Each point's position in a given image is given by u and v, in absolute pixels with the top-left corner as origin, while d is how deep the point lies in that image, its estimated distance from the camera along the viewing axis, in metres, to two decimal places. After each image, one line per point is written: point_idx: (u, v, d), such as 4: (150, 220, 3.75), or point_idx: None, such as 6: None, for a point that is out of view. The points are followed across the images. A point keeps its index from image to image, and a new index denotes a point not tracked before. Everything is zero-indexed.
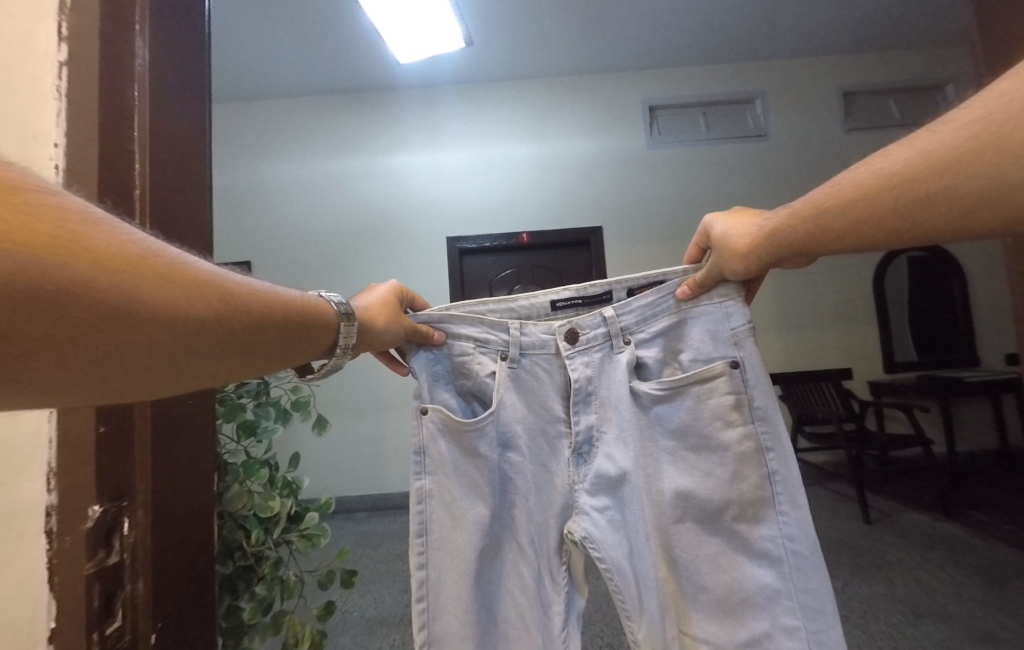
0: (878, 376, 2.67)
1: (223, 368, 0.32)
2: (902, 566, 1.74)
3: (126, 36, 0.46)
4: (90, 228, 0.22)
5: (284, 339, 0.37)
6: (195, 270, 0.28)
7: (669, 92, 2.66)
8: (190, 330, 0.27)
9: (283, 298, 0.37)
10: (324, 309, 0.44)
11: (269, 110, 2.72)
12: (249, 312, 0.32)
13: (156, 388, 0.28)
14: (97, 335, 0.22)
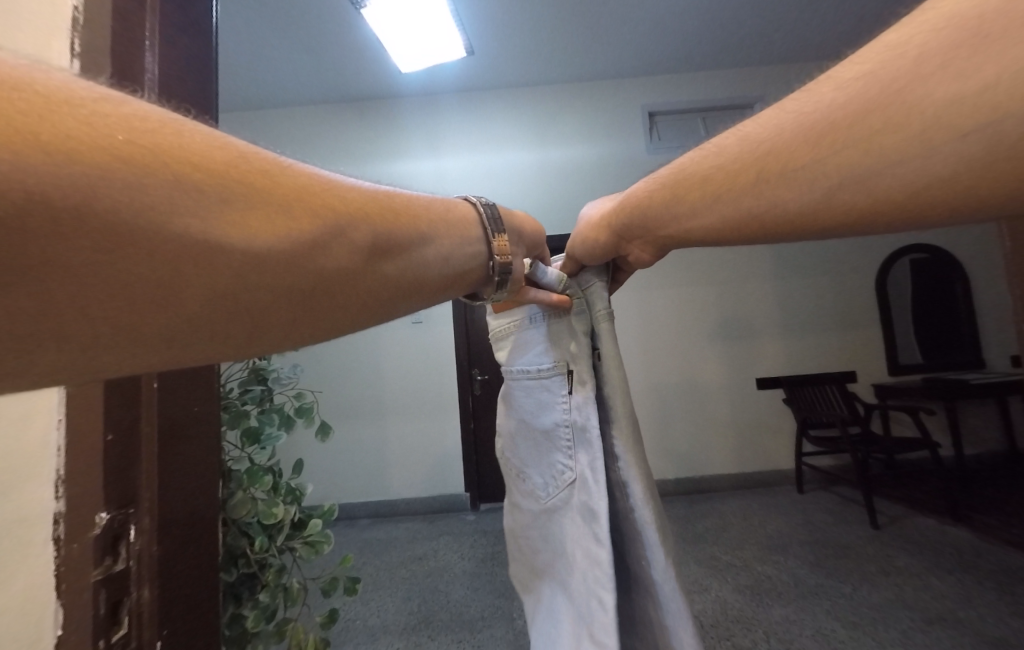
0: (882, 378, 2.66)
1: (357, 300, 0.29)
2: (910, 572, 1.72)
3: (136, 51, 0.47)
4: (172, 140, 0.20)
5: (417, 262, 0.33)
6: (292, 181, 0.25)
7: (669, 97, 2.69)
8: (299, 257, 0.24)
9: (406, 211, 0.34)
10: (468, 215, 0.42)
11: (272, 119, 2.76)
12: (364, 231, 0.29)
13: (297, 334, 0.26)
14: (196, 271, 0.20)
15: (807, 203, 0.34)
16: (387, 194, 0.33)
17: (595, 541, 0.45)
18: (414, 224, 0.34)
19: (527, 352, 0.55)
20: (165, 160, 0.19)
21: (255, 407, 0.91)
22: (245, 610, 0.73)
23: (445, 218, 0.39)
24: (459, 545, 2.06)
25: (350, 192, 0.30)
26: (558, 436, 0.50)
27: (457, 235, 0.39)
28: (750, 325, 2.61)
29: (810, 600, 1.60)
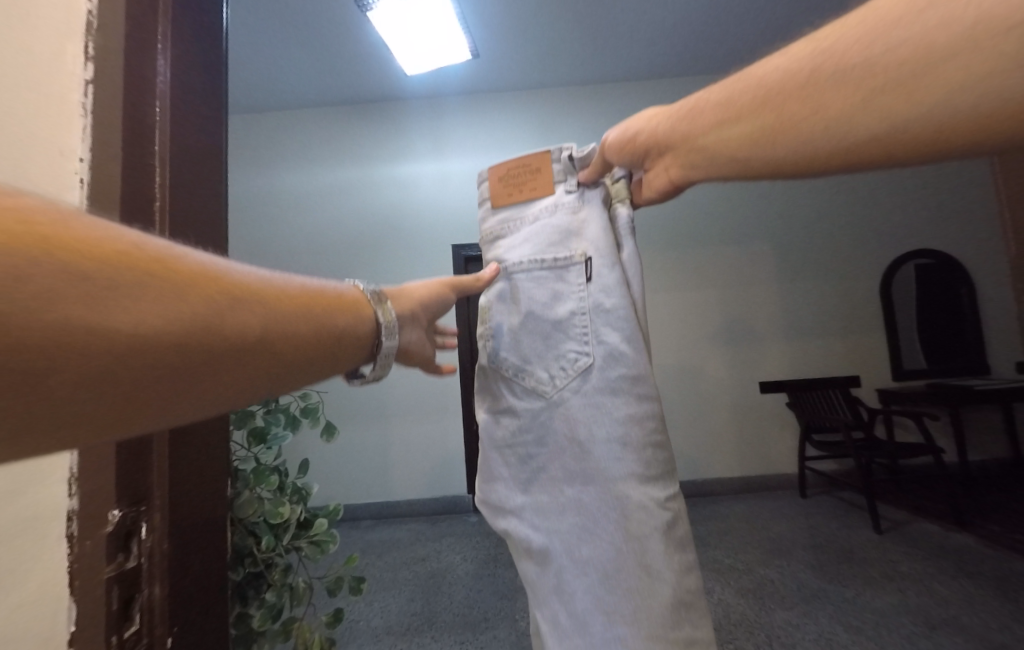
0: (886, 383, 2.65)
1: (237, 383, 0.28)
2: (913, 577, 1.71)
3: (149, 56, 0.48)
4: (42, 227, 0.19)
5: (321, 335, 0.34)
6: (181, 265, 0.25)
7: (674, 101, 2.69)
8: (191, 337, 0.24)
9: (305, 293, 0.35)
10: (363, 304, 0.42)
11: (278, 121, 2.78)
12: (266, 311, 0.29)
13: (180, 409, 0.25)
14: (67, 352, 0.19)
15: (834, 120, 0.33)
16: (286, 278, 0.34)
17: (618, 406, 0.50)
18: (315, 305, 0.35)
19: (523, 248, 0.59)
20: (41, 246, 0.19)
21: (261, 407, 0.92)
22: (250, 609, 0.73)
23: (346, 300, 0.40)
24: (462, 547, 2.06)
25: (240, 281, 0.29)
26: (574, 323, 0.54)
27: (359, 315, 0.40)
28: (753, 329, 2.61)
29: (812, 604, 1.60)
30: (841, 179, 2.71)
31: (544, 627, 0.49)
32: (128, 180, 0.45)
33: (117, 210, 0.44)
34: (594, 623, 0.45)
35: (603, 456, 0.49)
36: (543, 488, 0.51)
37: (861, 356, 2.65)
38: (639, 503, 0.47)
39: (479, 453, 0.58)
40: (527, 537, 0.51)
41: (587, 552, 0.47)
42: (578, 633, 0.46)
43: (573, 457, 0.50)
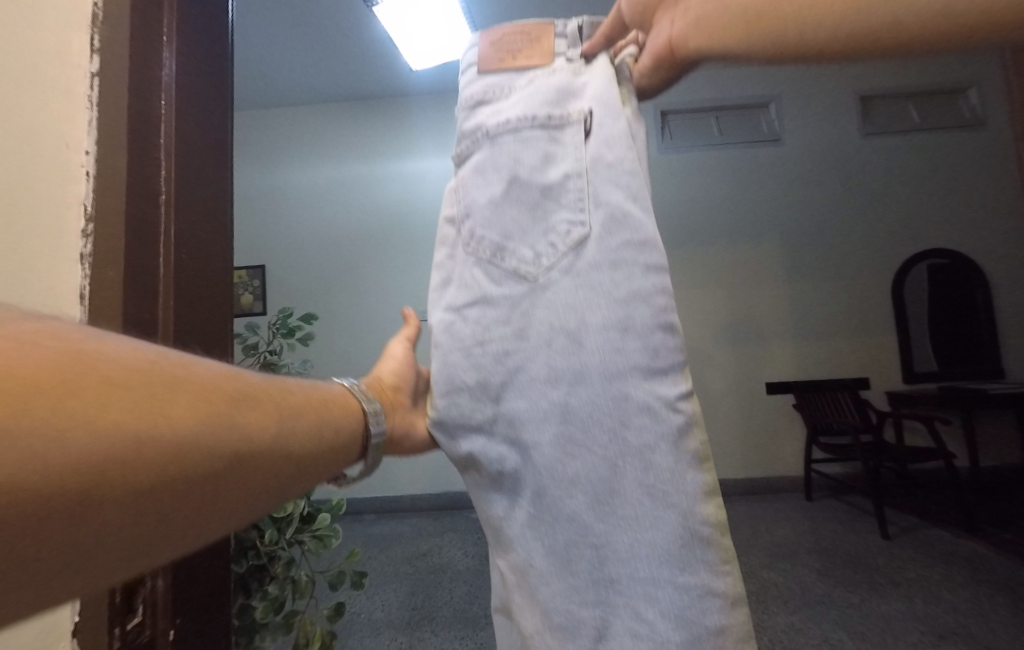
0: (896, 387, 2.60)
1: (270, 480, 0.28)
2: (921, 584, 1.69)
3: (155, 49, 0.48)
4: (77, 352, 0.20)
5: (316, 427, 0.35)
6: (198, 372, 0.26)
7: (683, 97, 2.66)
8: (222, 440, 0.24)
9: (297, 396, 0.35)
10: (349, 402, 0.43)
11: (284, 117, 2.79)
12: (271, 408, 0.30)
13: (230, 512, 0.25)
14: (123, 466, 0.18)
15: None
16: (279, 379, 0.35)
17: (620, 284, 0.39)
18: (309, 407, 0.36)
19: (509, 110, 0.48)
20: (77, 368, 0.19)
21: None
22: (253, 601, 0.76)
23: (335, 400, 0.41)
24: (463, 543, 2.07)
25: (251, 382, 0.30)
26: (566, 188, 0.44)
27: (346, 411, 0.41)
28: (760, 329, 2.57)
29: (816, 609, 1.58)
30: (854, 177, 2.66)
31: (520, 562, 0.41)
32: (134, 172, 0.46)
33: (123, 200, 0.45)
34: (581, 554, 0.38)
35: (599, 349, 0.38)
36: (521, 395, 0.40)
37: (871, 358, 2.61)
38: (643, 408, 0.37)
39: (441, 358, 0.47)
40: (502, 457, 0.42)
41: (575, 472, 0.38)
42: (561, 567, 0.38)
43: (559, 352, 0.40)
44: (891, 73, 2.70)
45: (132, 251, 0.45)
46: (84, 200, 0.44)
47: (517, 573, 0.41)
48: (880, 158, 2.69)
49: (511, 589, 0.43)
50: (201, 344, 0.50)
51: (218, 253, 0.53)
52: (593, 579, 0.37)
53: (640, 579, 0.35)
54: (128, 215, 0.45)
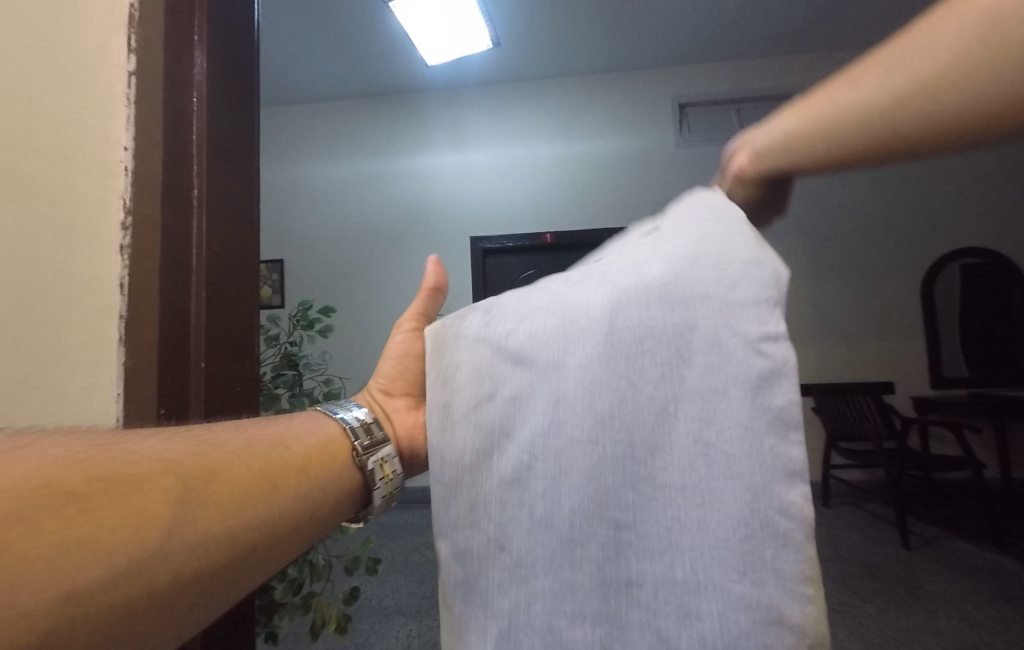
0: (923, 392, 2.51)
1: (268, 546, 0.30)
2: (942, 598, 1.64)
3: (188, 48, 0.50)
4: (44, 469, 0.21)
5: (250, 499, 0.29)
6: (172, 457, 0.27)
7: (702, 90, 2.61)
8: (33, 586, 0.18)
9: (223, 464, 0.30)
10: (342, 448, 0.42)
11: (304, 111, 2.84)
12: (158, 500, 0.24)
13: (231, 585, 0.27)
14: (109, 589, 0.20)
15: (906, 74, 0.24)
16: (201, 443, 0.30)
17: (692, 232, 0.36)
18: (244, 475, 0.30)
19: None
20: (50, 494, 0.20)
21: (286, 391, 1.00)
22: (274, 582, 0.79)
23: (299, 452, 0.37)
24: None
25: (232, 453, 0.31)
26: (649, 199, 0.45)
27: (309, 462, 0.37)
28: None
29: (830, 618, 1.55)
30: (882, 174, 2.56)
31: (497, 531, 0.32)
32: (169, 169, 0.48)
33: (158, 197, 0.46)
34: (595, 534, 0.30)
35: (665, 273, 0.33)
36: (552, 313, 0.35)
37: (895, 362, 2.53)
38: (711, 363, 0.30)
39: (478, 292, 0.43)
40: (502, 390, 0.34)
41: (605, 417, 0.31)
42: (566, 547, 0.30)
43: (613, 276, 0.35)
44: None
45: (167, 246, 0.47)
46: (122, 196, 0.45)
47: (489, 552, 0.32)
48: None
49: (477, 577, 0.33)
50: (224, 341, 0.52)
51: (244, 245, 0.56)
52: (604, 573, 0.30)
53: (674, 582, 0.29)
54: (164, 212, 0.47)
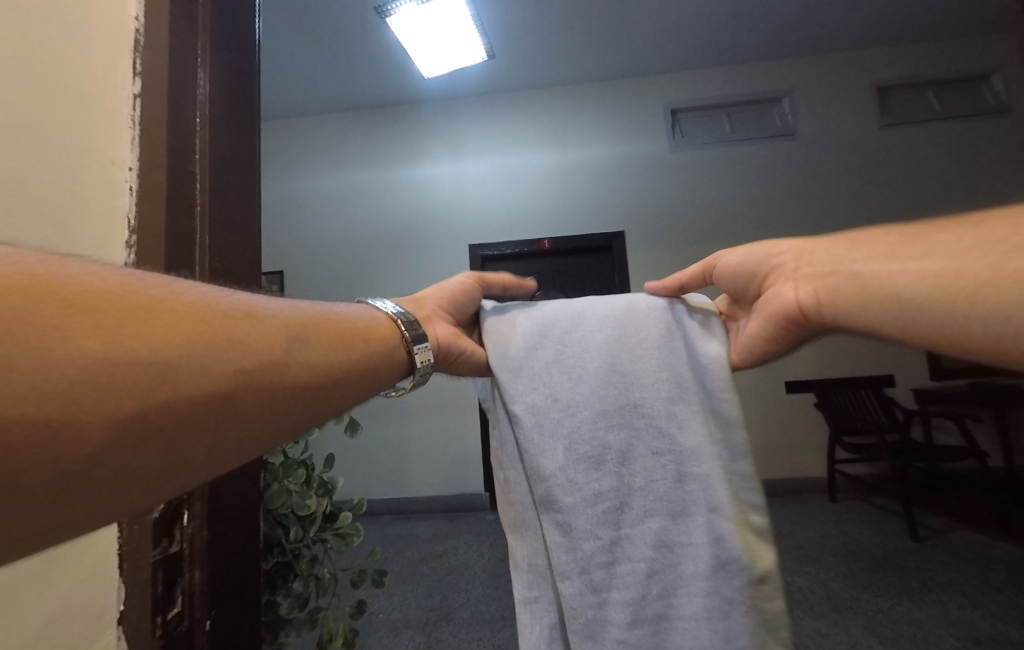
0: (924, 383, 2.51)
1: (295, 416, 0.31)
2: (955, 588, 1.63)
3: (190, 69, 0.49)
4: (149, 299, 0.24)
5: (334, 353, 0.34)
6: (245, 314, 0.29)
7: (693, 94, 2.65)
8: (214, 362, 0.25)
9: (314, 320, 0.35)
10: (390, 331, 0.42)
11: (299, 127, 2.87)
12: (274, 335, 0.30)
13: (251, 441, 0.28)
14: (157, 399, 0.22)
15: (920, 275, 0.34)
16: (297, 308, 0.34)
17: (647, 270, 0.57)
18: (321, 331, 0.34)
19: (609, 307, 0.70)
20: (143, 315, 0.23)
21: None
22: (279, 597, 0.77)
23: (364, 323, 0.40)
24: (480, 544, 2.08)
25: (291, 313, 0.33)
26: None
27: (368, 329, 0.40)
28: None
29: (844, 613, 1.54)
30: (873, 168, 2.59)
31: (548, 389, 0.43)
32: (174, 184, 0.47)
33: (161, 210, 0.46)
34: (611, 380, 0.43)
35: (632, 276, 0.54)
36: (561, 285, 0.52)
37: (894, 356, 2.53)
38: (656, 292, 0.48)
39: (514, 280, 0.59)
40: (535, 314, 0.49)
41: (606, 315, 0.46)
42: (595, 390, 0.43)
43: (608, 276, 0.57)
44: (911, 61, 2.62)
45: (170, 257, 0.46)
46: (126, 214, 0.46)
47: (546, 404, 0.43)
48: (901, 147, 2.60)
49: (530, 436, 0.42)
50: None
51: (246, 262, 0.55)
52: (621, 404, 0.42)
53: (662, 401, 0.42)
54: (167, 224, 0.46)
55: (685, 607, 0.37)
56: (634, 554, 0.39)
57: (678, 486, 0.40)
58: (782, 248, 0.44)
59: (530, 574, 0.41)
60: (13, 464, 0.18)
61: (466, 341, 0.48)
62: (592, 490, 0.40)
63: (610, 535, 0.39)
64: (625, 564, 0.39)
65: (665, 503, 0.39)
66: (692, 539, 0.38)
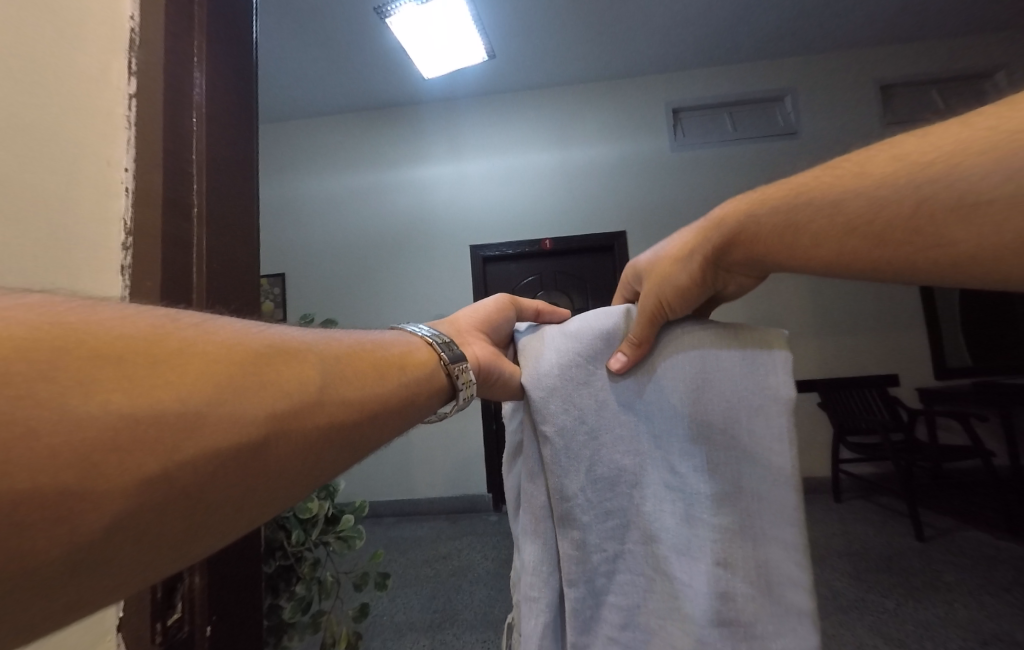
0: (928, 383, 2.49)
1: (326, 463, 0.28)
2: (961, 589, 1.61)
3: (186, 69, 0.49)
4: (175, 341, 0.23)
5: (367, 385, 0.32)
6: (276, 355, 0.27)
7: (694, 93, 2.64)
8: (244, 406, 0.24)
9: (348, 354, 0.33)
10: (429, 360, 0.40)
11: (300, 129, 2.87)
12: (308, 372, 0.28)
13: (282, 492, 0.26)
14: (179, 458, 0.20)
15: (829, 228, 0.33)
16: (328, 340, 0.33)
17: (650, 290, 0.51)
18: (356, 368, 0.32)
19: None
20: (167, 359, 0.22)
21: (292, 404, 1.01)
22: (282, 601, 0.77)
23: (395, 353, 0.37)
24: (483, 546, 2.08)
25: (323, 353, 0.31)
26: None
27: (409, 360, 0.38)
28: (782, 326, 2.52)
29: (849, 614, 1.53)
30: None
31: (575, 411, 0.41)
32: (171, 186, 0.47)
33: (160, 214, 0.46)
34: (631, 411, 0.41)
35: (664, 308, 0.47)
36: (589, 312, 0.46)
37: (898, 355, 2.51)
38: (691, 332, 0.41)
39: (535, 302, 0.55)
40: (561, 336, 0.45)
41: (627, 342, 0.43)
42: (615, 417, 0.41)
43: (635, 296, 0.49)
44: (913, 58, 2.61)
45: (168, 262, 0.46)
46: (124, 216, 0.45)
47: (569, 425, 0.41)
48: None
49: (549, 454, 0.41)
50: None
51: (244, 265, 0.55)
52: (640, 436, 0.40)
53: (683, 442, 0.39)
54: (164, 230, 0.46)
55: (674, 634, 0.36)
56: (636, 568, 0.39)
57: (688, 529, 0.37)
58: (701, 263, 0.39)
59: (534, 581, 0.40)
60: (21, 541, 0.17)
61: (507, 363, 0.46)
62: (605, 507, 0.40)
63: (615, 547, 0.39)
64: (625, 574, 0.39)
65: (670, 538, 0.38)
66: (692, 576, 0.36)
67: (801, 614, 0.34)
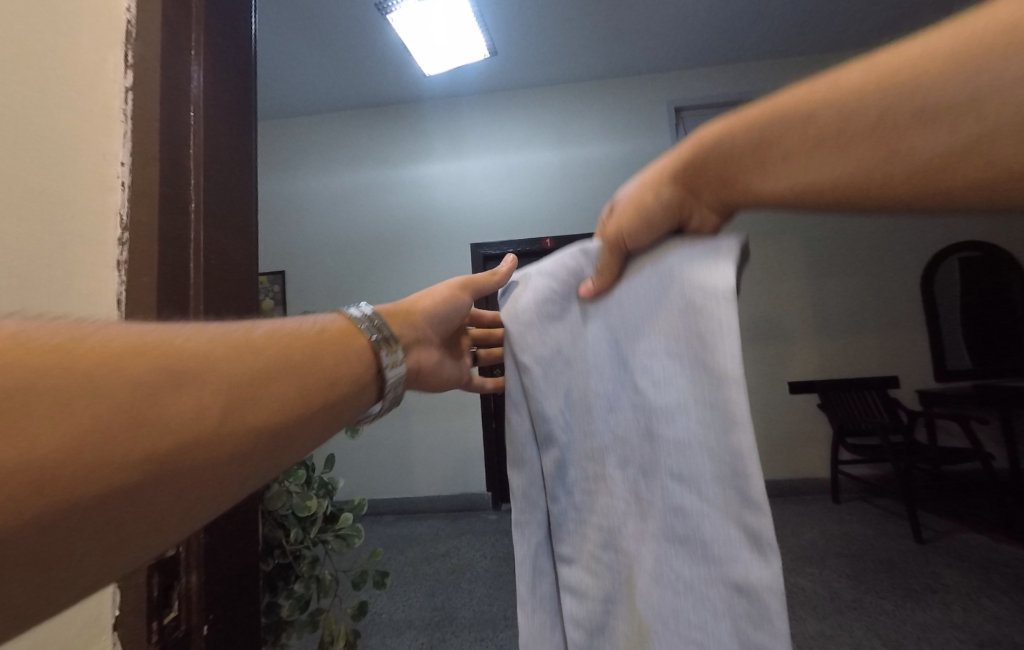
0: (927, 384, 2.49)
1: (250, 478, 0.26)
2: (960, 591, 1.61)
3: (184, 61, 0.48)
4: (63, 360, 0.20)
5: (299, 381, 0.28)
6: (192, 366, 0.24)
7: (697, 92, 2.63)
8: (140, 435, 0.20)
9: (274, 347, 0.28)
10: (353, 338, 0.35)
11: (301, 125, 2.86)
12: (217, 375, 0.24)
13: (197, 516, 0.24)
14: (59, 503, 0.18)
15: (803, 144, 0.23)
16: (248, 333, 0.28)
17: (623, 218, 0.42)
18: (286, 367, 0.28)
19: None
20: (55, 386, 0.19)
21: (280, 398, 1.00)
22: (281, 599, 0.77)
23: (330, 338, 0.33)
24: (482, 545, 2.08)
25: (243, 351, 0.27)
26: None
27: (348, 351, 0.34)
28: (781, 327, 2.52)
29: (848, 615, 1.53)
30: None
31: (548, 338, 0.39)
32: (168, 183, 0.46)
33: (157, 211, 0.45)
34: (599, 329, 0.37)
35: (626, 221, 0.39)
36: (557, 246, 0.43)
37: (898, 356, 2.51)
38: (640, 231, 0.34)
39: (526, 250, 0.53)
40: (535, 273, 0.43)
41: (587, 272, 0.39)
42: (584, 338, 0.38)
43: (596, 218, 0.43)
44: None
45: (165, 262, 0.45)
46: (120, 211, 0.45)
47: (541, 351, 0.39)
48: None
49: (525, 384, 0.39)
50: None
51: (243, 263, 0.54)
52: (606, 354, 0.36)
53: (639, 351, 0.33)
54: (162, 228, 0.45)
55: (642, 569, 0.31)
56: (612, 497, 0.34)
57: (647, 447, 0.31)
58: (670, 184, 0.31)
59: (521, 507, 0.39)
60: None
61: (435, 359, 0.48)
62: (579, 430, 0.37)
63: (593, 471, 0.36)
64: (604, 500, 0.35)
65: (632, 458, 0.33)
66: (657, 504, 0.30)
67: (764, 543, 0.24)
